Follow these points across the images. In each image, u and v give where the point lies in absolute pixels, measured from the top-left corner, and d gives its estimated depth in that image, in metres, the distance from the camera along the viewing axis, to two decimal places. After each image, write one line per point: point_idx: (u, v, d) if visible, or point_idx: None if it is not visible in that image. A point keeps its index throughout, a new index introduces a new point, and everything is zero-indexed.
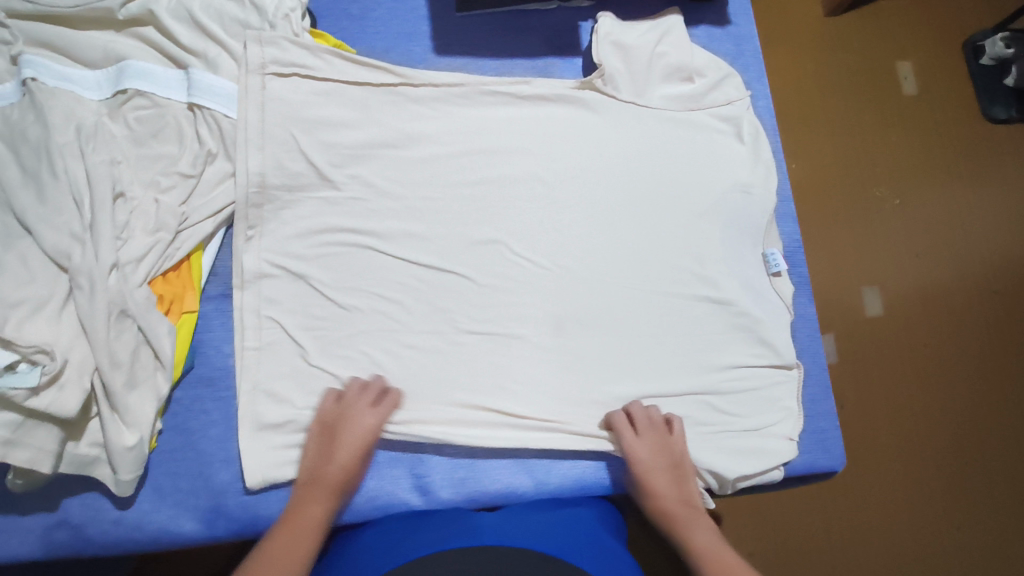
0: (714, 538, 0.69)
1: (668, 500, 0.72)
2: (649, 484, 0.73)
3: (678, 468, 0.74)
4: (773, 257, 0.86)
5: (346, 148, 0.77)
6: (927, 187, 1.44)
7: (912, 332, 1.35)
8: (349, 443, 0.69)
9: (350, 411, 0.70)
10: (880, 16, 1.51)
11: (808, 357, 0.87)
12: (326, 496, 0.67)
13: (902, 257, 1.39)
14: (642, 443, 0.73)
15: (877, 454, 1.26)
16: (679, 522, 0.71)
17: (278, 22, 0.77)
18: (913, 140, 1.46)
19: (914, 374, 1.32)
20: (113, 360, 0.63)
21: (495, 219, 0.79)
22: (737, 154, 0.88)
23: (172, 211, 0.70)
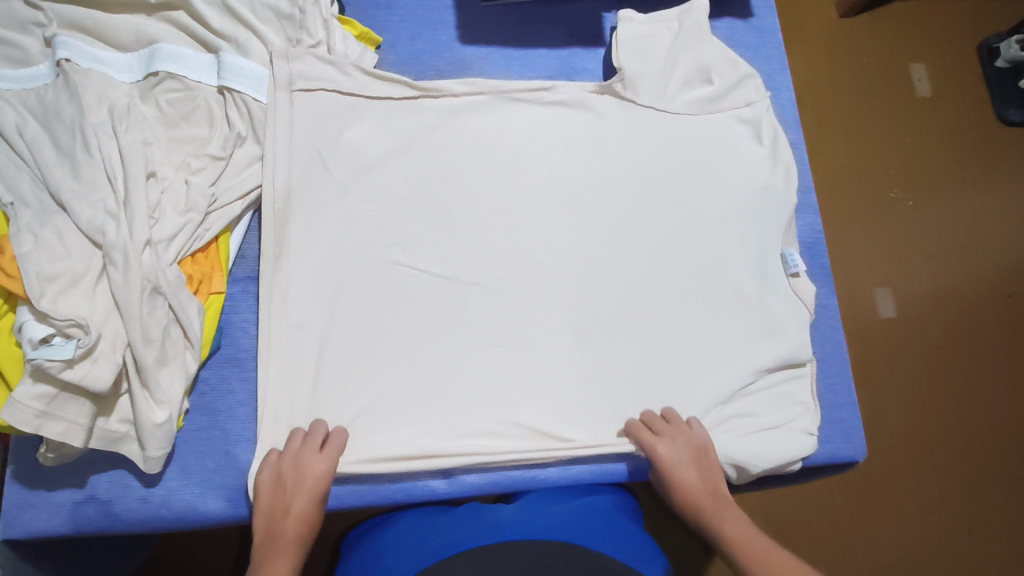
0: (747, 526, 0.68)
1: (696, 489, 0.71)
2: (676, 478, 0.71)
3: (704, 458, 0.73)
4: (791, 257, 0.83)
5: (364, 163, 0.78)
6: (940, 190, 1.44)
7: (927, 333, 1.35)
8: (301, 489, 0.67)
9: (296, 459, 0.68)
10: (895, 17, 1.52)
11: (829, 348, 0.84)
12: (290, 550, 0.65)
13: (916, 258, 1.39)
14: (664, 442, 0.73)
15: (891, 451, 1.26)
16: (710, 512, 0.70)
17: (308, 6, 0.77)
18: (927, 144, 1.46)
19: (928, 375, 1.32)
20: (145, 337, 0.64)
21: (517, 209, 0.80)
22: (755, 156, 0.86)
23: (202, 192, 0.71)
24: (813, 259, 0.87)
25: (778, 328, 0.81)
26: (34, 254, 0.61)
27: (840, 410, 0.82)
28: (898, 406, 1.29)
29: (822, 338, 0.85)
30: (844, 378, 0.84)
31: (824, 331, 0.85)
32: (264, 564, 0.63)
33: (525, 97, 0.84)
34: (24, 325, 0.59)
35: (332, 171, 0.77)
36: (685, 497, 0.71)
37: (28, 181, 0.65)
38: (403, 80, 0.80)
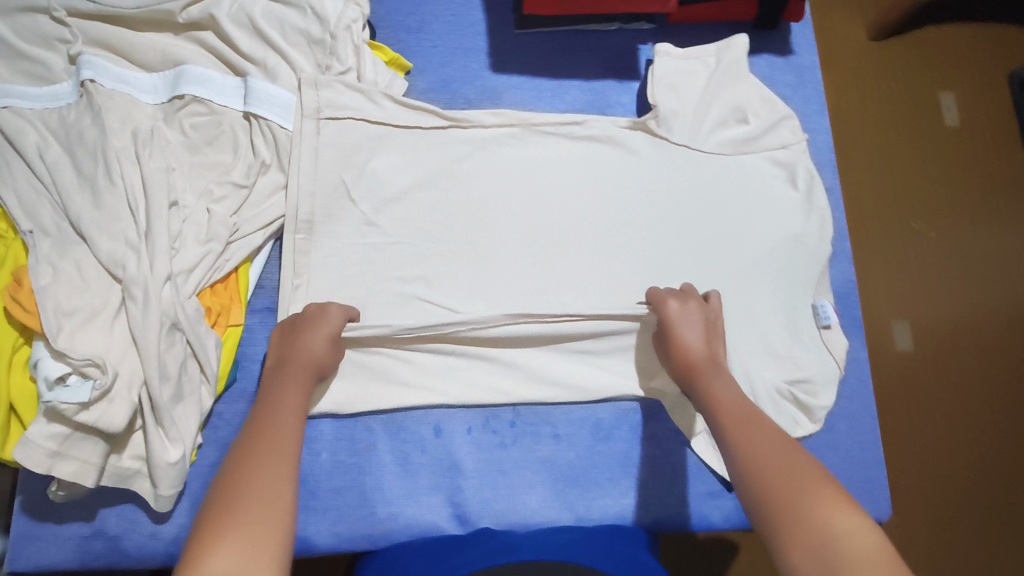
0: (736, 389, 0.63)
1: (698, 347, 0.68)
2: (678, 334, 0.69)
3: (712, 328, 0.71)
4: (823, 309, 0.80)
5: (390, 192, 0.76)
6: (962, 220, 1.38)
7: (947, 365, 1.27)
8: (313, 328, 0.66)
9: (308, 311, 0.68)
10: (925, 45, 1.46)
11: (857, 404, 0.81)
12: (301, 375, 0.62)
13: (945, 294, 1.33)
14: (680, 303, 0.72)
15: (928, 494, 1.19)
16: (702, 369, 0.66)
17: (340, 33, 0.76)
18: (954, 183, 1.41)
19: (948, 411, 1.25)
20: (161, 373, 0.62)
21: (542, 246, 0.78)
22: (789, 201, 0.83)
23: (224, 221, 0.69)
24: (846, 309, 0.84)
25: (810, 380, 0.78)
26: (52, 287, 0.59)
27: (867, 469, 0.79)
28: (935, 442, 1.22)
29: (849, 393, 0.81)
30: (871, 436, 0.80)
31: (852, 385, 0.82)
32: (269, 383, 0.61)
33: (556, 129, 0.82)
34: (39, 362, 0.57)
35: (356, 201, 0.75)
36: (683, 352, 0.68)
37: (48, 208, 0.64)
38: (433, 108, 0.79)
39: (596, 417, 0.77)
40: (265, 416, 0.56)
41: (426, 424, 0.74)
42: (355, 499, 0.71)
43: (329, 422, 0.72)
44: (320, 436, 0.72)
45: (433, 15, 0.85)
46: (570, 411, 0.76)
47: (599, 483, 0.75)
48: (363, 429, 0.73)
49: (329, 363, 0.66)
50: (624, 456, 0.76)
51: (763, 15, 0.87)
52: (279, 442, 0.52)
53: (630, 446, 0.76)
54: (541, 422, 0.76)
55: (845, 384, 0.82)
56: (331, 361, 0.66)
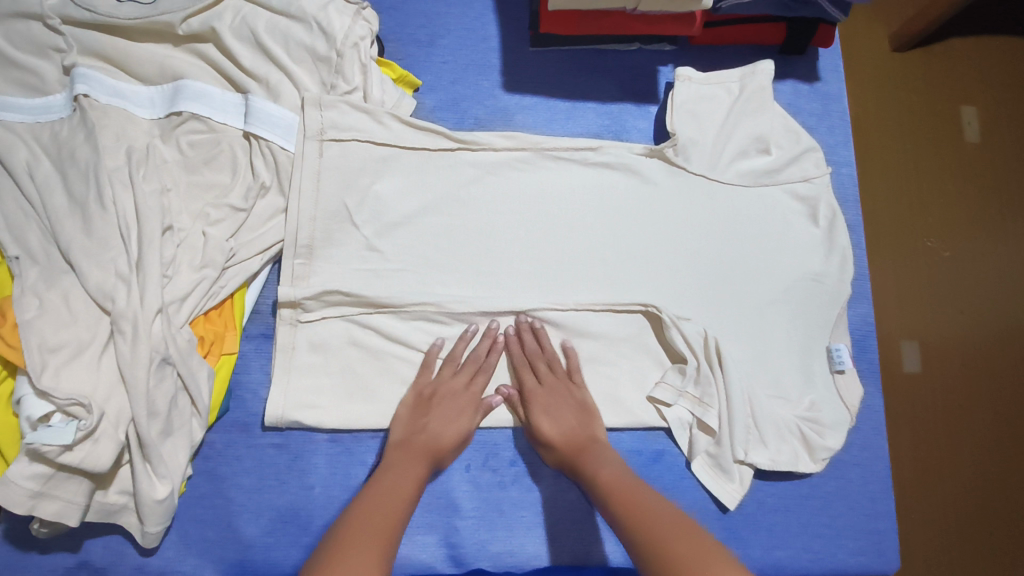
0: (622, 469, 0.66)
1: (569, 435, 0.69)
2: (542, 425, 0.70)
3: (581, 408, 0.71)
4: (838, 353, 0.77)
5: (391, 217, 0.73)
6: (1001, 221, 1.25)
7: (972, 388, 1.16)
8: (456, 417, 0.69)
9: (446, 389, 0.70)
10: (957, 55, 1.32)
11: (869, 452, 0.77)
12: (419, 463, 0.66)
13: (985, 305, 1.20)
14: (540, 386, 0.71)
15: (963, 529, 1.09)
16: (587, 456, 0.68)
17: (347, 50, 0.72)
18: (991, 190, 1.26)
19: (983, 439, 1.13)
20: (150, 410, 0.60)
21: (547, 278, 0.75)
22: (808, 237, 0.80)
23: (220, 246, 0.66)
24: (863, 354, 0.81)
25: (820, 421, 0.75)
26: (38, 321, 0.58)
27: (879, 522, 0.75)
28: (970, 471, 1.12)
29: (863, 441, 0.78)
30: (883, 488, 0.77)
31: (868, 433, 0.79)
32: (389, 464, 0.65)
33: (568, 154, 0.79)
34: (23, 399, 0.56)
35: (358, 225, 0.72)
36: (565, 443, 0.69)
37: (36, 232, 0.62)
38: (443, 130, 0.76)
39: None
40: (368, 491, 0.62)
41: None
42: None
43: (324, 455, 0.70)
44: (314, 469, 0.70)
45: (445, 29, 0.82)
46: None
47: (599, 526, 0.73)
48: (359, 465, 0.70)
49: (447, 458, 0.69)
50: None
51: (790, 41, 0.83)
52: (387, 523, 0.58)
53: None
54: (542, 461, 0.73)
55: (859, 433, 0.78)
56: (450, 434, 0.69)
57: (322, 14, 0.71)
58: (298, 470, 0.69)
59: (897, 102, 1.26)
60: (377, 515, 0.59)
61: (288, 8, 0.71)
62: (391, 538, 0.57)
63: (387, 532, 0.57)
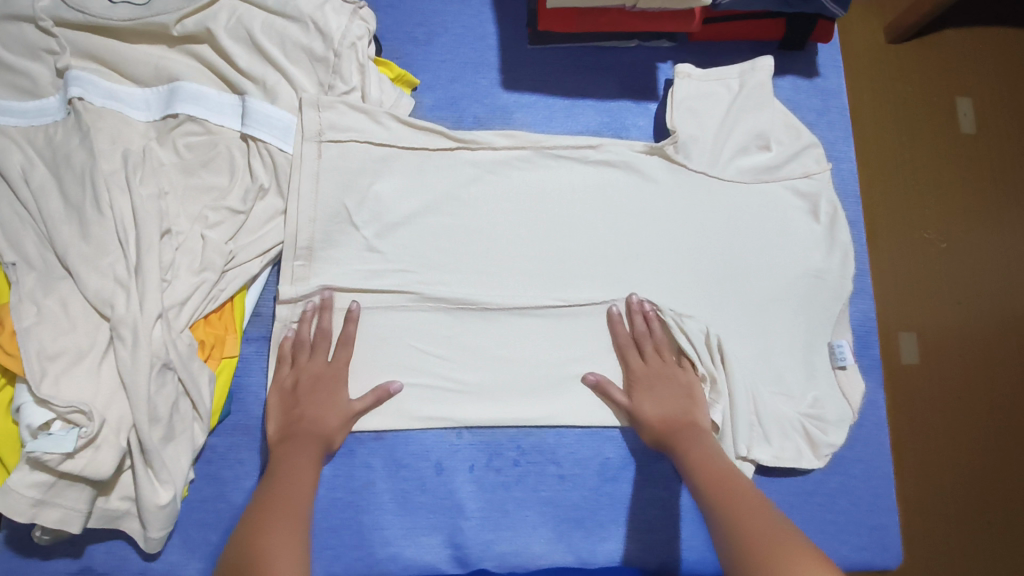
0: (714, 451, 0.65)
1: (669, 416, 0.69)
2: (641, 404, 0.70)
3: (686, 395, 0.70)
4: (841, 349, 0.77)
5: (391, 218, 0.73)
6: (995, 213, 1.25)
7: (967, 380, 1.16)
8: (327, 397, 0.67)
9: (307, 372, 0.68)
10: (955, 47, 1.31)
11: (873, 448, 0.77)
12: (308, 447, 0.64)
13: (980, 296, 1.20)
14: (646, 367, 0.72)
15: (963, 525, 1.09)
16: (683, 435, 0.67)
17: (344, 50, 0.71)
18: (986, 181, 1.26)
19: (975, 429, 1.14)
20: (152, 415, 0.59)
21: (548, 277, 0.75)
22: (809, 233, 0.80)
23: (219, 249, 0.66)
24: (864, 349, 0.80)
25: (822, 416, 0.75)
26: (36, 328, 0.58)
27: (882, 517, 0.75)
28: (970, 465, 1.12)
29: (865, 436, 0.78)
30: (887, 483, 0.76)
31: (870, 428, 0.78)
32: (276, 457, 0.63)
33: (569, 152, 0.78)
34: (23, 407, 0.56)
35: (359, 227, 0.72)
36: (663, 423, 0.69)
37: (34, 238, 0.61)
38: (441, 129, 0.75)
39: (603, 456, 0.73)
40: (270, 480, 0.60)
41: (427, 461, 0.71)
42: (350, 538, 0.68)
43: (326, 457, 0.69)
44: None
45: (442, 28, 0.81)
46: (577, 449, 0.73)
47: (605, 525, 0.71)
48: (361, 466, 0.69)
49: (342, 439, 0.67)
50: (631, 497, 0.72)
51: (790, 37, 0.83)
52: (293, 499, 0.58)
53: (638, 488, 0.72)
54: (546, 460, 0.72)
55: (861, 427, 0.78)
56: (329, 414, 0.67)
57: (318, 14, 0.71)
58: None
59: (893, 95, 1.26)
60: (283, 496, 0.58)
61: (284, 8, 0.70)
62: (302, 509, 0.57)
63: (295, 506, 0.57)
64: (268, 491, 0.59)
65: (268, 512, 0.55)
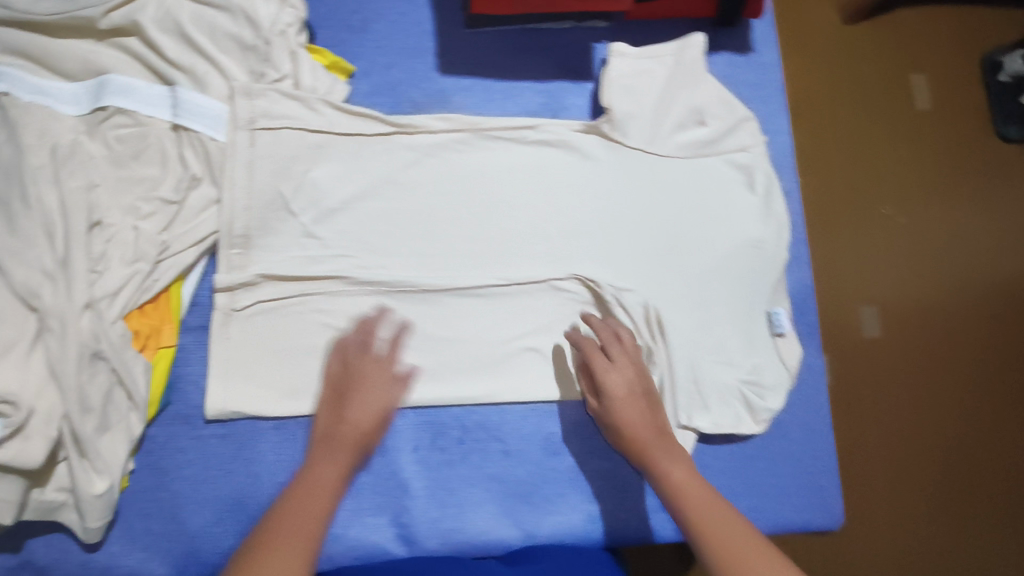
0: (694, 471, 0.63)
1: (642, 425, 0.66)
2: (615, 412, 0.67)
3: (650, 398, 0.68)
4: (777, 316, 0.78)
5: (328, 204, 0.73)
6: (950, 189, 1.27)
7: (923, 352, 1.18)
8: (374, 396, 0.66)
9: (358, 369, 0.67)
10: (911, 26, 1.33)
11: (812, 413, 0.78)
12: (346, 453, 0.63)
13: (936, 269, 1.22)
14: (614, 370, 0.68)
15: (914, 496, 1.11)
16: (659, 450, 0.64)
17: (274, 39, 0.72)
18: (942, 157, 1.28)
19: (928, 398, 1.16)
20: (83, 405, 0.60)
21: (487, 259, 0.75)
22: (748, 205, 0.80)
23: (152, 240, 0.66)
24: (803, 316, 0.82)
25: (760, 381, 0.76)
26: None
27: (823, 480, 0.76)
28: (922, 439, 1.13)
29: (805, 401, 0.79)
30: (826, 446, 0.78)
31: (810, 393, 0.79)
32: (312, 459, 0.62)
33: (505, 133, 0.79)
34: None
35: (295, 213, 0.72)
36: (631, 434, 0.65)
37: None
38: (376, 114, 0.76)
39: (545, 431, 0.74)
40: (290, 496, 0.58)
41: None
42: None
43: (268, 442, 0.70)
44: (259, 458, 0.70)
45: (377, 14, 0.81)
46: (522, 426, 0.74)
47: (548, 498, 0.73)
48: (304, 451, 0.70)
49: (376, 440, 0.66)
50: (573, 470, 0.74)
51: (722, 12, 0.84)
52: (300, 523, 0.56)
53: (580, 461, 0.74)
54: (490, 437, 0.73)
55: (801, 393, 0.79)
56: (367, 415, 0.65)
57: (246, 2, 0.70)
58: (243, 459, 0.70)
59: (844, 72, 1.26)
60: (297, 521, 0.56)
61: None
62: (307, 539, 0.55)
63: (302, 531, 0.55)
64: (284, 509, 0.57)
65: (275, 547, 0.53)
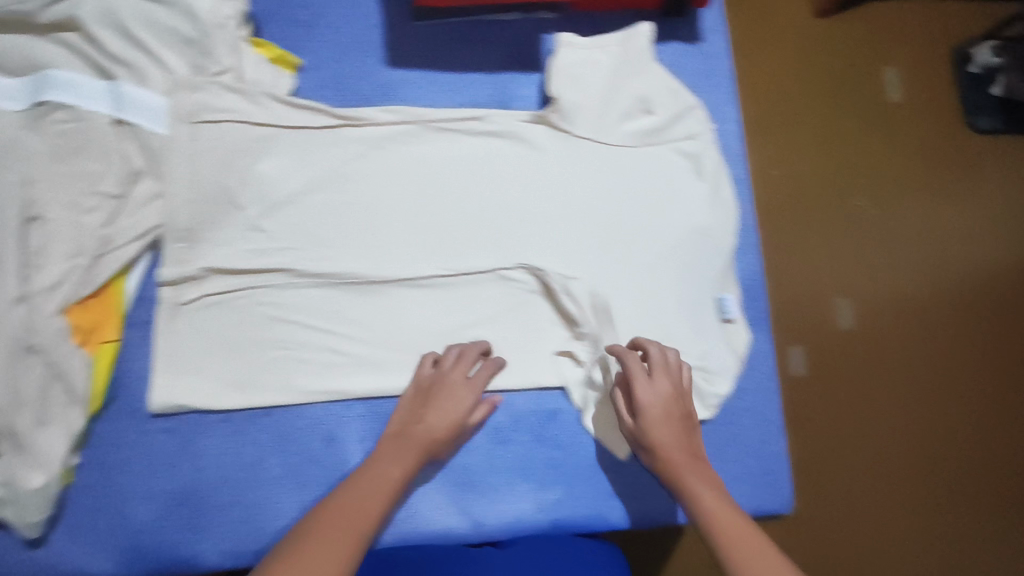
0: (722, 494, 0.65)
1: (676, 445, 0.68)
2: (649, 429, 0.68)
3: (687, 421, 0.70)
4: (723, 302, 0.79)
5: (274, 198, 0.73)
6: (924, 178, 1.27)
7: (893, 341, 1.18)
8: (448, 406, 0.69)
9: (438, 376, 0.70)
10: (881, 16, 1.33)
11: (763, 398, 0.79)
12: (410, 455, 0.66)
13: (905, 258, 1.22)
14: (652, 389, 0.69)
15: (877, 490, 1.10)
16: (690, 472, 0.66)
17: (214, 32, 0.71)
18: (916, 148, 1.28)
19: (895, 387, 1.16)
20: (16, 397, 0.62)
21: (435, 251, 0.76)
22: (695, 193, 0.81)
23: (92, 234, 0.66)
24: (752, 302, 0.82)
25: (707, 368, 0.76)
26: None
27: (770, 464, 0.77)
28: (886, 432, 1.13)
29: (756, 387, 0.79)
30: (776, 431, 0.78)
31: (760, 378, 0.80)
32: (381, 453, 0.66)
33: (453, 125, 0.79)
34: None
35: (242, 206, 0.72)
36: (664, 456, 0.67)
37: None
38: (324, 107, 0.76)
39: (493, 421, 0.74)
40: (354, 483, 0.63)
41: (318, 435, 0.71)
42: (240, 513, 0.69)
43: (214, 436, 0.70)
44: (204, 452, 0.70)
45: (325, 8, 0.82)
46: None
47: (496, 488, 0.73)
48: (250, 444, 0.70)
49: (445, 449, 0.69)
50: (523, 459, 0.74)
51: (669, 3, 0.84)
52: (358, 519, 0.59)
53: (531, 449, 0.74)
54: None
55: (751, 378, 0.79)
56: (440, 422, 0.68)
57: None
58: (188, 453, 0.69)
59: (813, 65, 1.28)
60: (348, 510, 0.60)
61: None
62: (359, 529, 0.59)
63: (355, 528, 0.58)
64: (343, 495, 0.61)
65: (324, 526, 0.57)
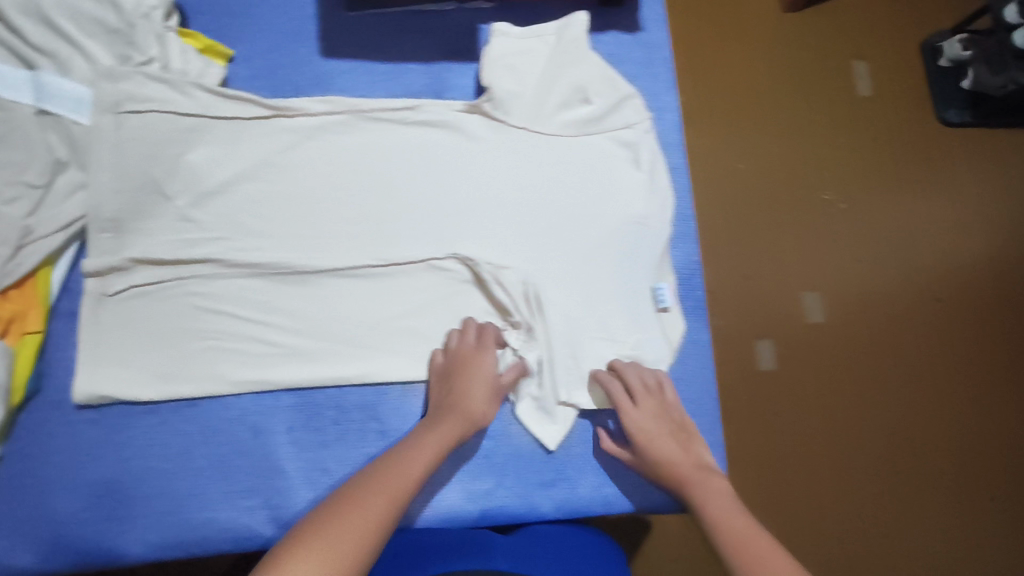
0: (730, 500, 0.67)
1: (680, 460, 0.70)
2: (653, 452, 0.71)
3: (683, 433, 0.72)
4: (659, 292, 0.78)
5: (202, 189, 0.72)
6: (890, 171, 1.26)
7: (856, 333, 1.17)
8: (472, 377, 0.70)
9: (460, 353, 0.71)
10: (847, 10, 1.33)
11: (697, 387, 0.79)
12: (449, 425, 0.67)
13: (869, 251, 1.22)
14: (641, 414, 0.71)
15: (840, 487, 1.10)
16: (696, 483, 0.69)
17: (137, 22, 0.72)
18: (884, 142, 1.28)
19: (857, 379, 1.15)
20: None
21: (367, 242, 0.75)
22: (632, 182, 0.81)
23: (13, 225, 0.66)
24: (688, 291, 0.83)
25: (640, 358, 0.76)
26: None
27: None
28: (852, 421, 1.13)
29: (691, 376, 0.79)
30: (711, 420, 0.78)
31: (693, 366, 0.80)
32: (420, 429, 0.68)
33: (386, 115, 0.78)
34: None
35: (170, 197, 0.71)
36: (671, 472, 0.70)
37: None
38: (253, 98, 0.75)
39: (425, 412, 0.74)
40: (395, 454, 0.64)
41: (245, 425, 0.71)
42: (165, 504, 0.68)
43: (140, 428, 0.70)
44: (130, 443, 0.69)
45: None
46: (401, 407, 0.74)
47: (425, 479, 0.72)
48: (177, 435, 0.70)
49: (489, 413, 0.70)
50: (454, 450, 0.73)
51: None
52: (392, 489, 0.60)
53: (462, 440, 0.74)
54: (367, 417, 0.73)
55: (684, 367, 0.80)
56: (474, 390, 0.70)
57: None
58: (114, 444, 0.69)
59: (780, 58, 1.27)
60: (387, 478, 0.61)
61: None
62: (398, 500, 0.59)
63: (390, 497, 0.59)
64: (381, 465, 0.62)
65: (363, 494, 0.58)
